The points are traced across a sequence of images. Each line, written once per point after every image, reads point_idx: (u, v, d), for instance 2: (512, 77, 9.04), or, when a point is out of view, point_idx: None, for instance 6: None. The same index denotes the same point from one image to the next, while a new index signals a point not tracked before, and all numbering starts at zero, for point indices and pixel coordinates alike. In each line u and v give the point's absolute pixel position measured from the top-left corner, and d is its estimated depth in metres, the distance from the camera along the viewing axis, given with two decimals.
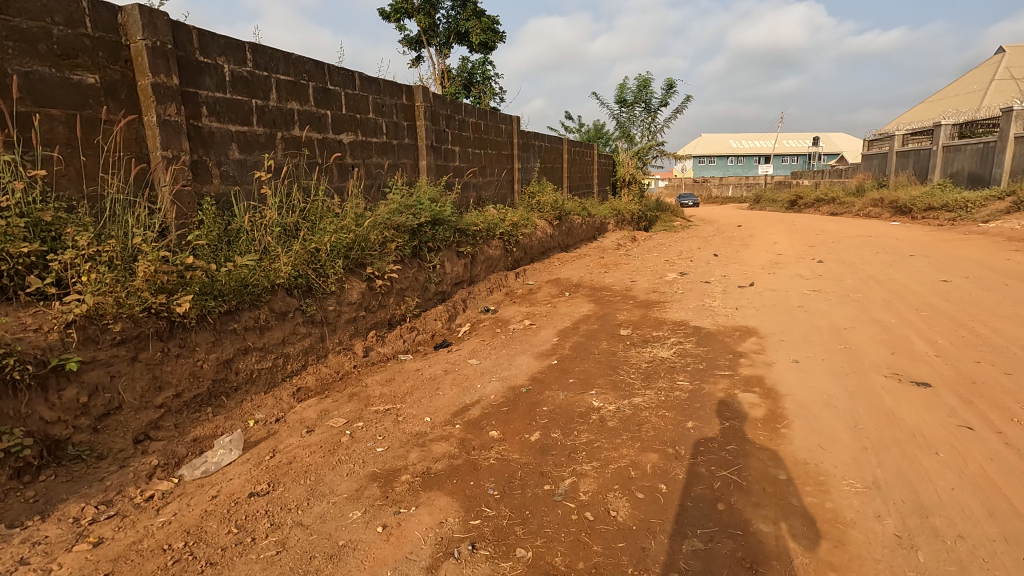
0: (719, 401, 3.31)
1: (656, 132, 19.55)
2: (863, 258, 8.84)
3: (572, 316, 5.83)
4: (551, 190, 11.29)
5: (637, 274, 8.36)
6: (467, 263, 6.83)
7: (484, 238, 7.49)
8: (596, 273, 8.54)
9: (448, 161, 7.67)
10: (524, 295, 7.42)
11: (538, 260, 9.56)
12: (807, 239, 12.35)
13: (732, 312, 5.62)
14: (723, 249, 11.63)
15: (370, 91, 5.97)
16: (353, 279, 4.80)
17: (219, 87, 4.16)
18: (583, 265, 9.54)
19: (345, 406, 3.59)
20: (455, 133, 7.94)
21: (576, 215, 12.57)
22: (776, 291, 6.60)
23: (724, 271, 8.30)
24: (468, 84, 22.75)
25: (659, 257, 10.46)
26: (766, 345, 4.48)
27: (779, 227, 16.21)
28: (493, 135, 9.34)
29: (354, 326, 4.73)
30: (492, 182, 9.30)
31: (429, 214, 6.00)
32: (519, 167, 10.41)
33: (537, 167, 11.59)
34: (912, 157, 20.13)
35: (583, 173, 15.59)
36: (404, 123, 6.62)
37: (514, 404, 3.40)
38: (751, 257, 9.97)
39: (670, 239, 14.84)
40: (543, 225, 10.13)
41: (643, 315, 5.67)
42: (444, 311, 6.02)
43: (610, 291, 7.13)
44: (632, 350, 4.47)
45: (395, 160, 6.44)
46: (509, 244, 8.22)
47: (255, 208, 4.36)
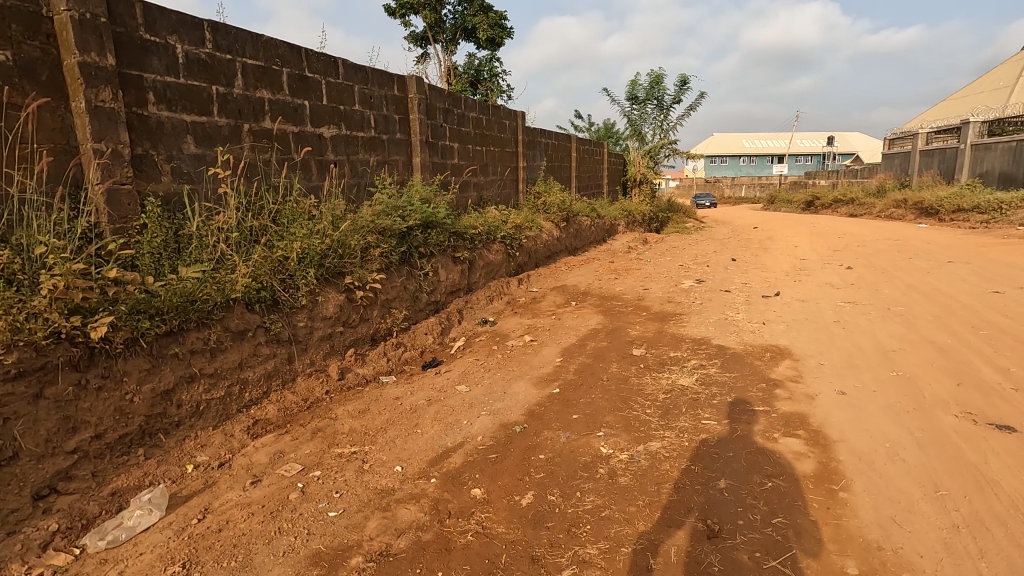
0: (757, 449, 2.70)
1: (668, 130, 18.85)
2: (897, 264, 8.14)
3: (579, 331, 5.22)
4: (558, 190, 10.68)
5: (650, 281, 7.73)
6: (463, 270, 6.25)
7: (483, 243, 6.90)
8: (605, 280, 7.92)
9: (445, 159, 7.09)
10: (526, 304, 6.82)
11: (543, 265, 8.96)
12: (831, 242, 11.62)
13: (759, 328, 4.99)
14: (742, 252, 10.95)
15: (356, 79, 5.40)
16: (329, 290, 4.24)
17: (171, 71, 3.61)
18: (592, 271, 8.92)
19: (304, 448, 3.02)
20: (454, 128, 7.36)
21: (585, 217, 11.93)
22: (805, 303, 5.95)
23: (745, 279, 7.65)
24: (474, 81, 22.20)
25: (672, 262, 9.81)
26: (803, 370, 3.84)
27: (798, 229, 15.45)
28: (495, 131, 8.75)
29: (329, 345, 4.16)
30: (494, 181, 8.71)
31: (420, 216, 5.42)
32: (524, 165, 9.81)
33: (544, 166, 10.98)
34: (938, 156, 19.25)
35: (593, 172, 14.96)
36: (394, 116, 6.05)
37: (505, 449, 2.81)
38: (772, 262, 9.30)
39: (684, 241, 14.17)
40: (549, 227, 9.52)
41: (658, 331, 5.05)
42: (437, 324, 5.44)
43: (621, 301, 6.51)
44: (647, 375, 3.86)
45: (384, 157, 5.87)
46: (512, 248, 7.62)
47: (214, 210, 3.81)
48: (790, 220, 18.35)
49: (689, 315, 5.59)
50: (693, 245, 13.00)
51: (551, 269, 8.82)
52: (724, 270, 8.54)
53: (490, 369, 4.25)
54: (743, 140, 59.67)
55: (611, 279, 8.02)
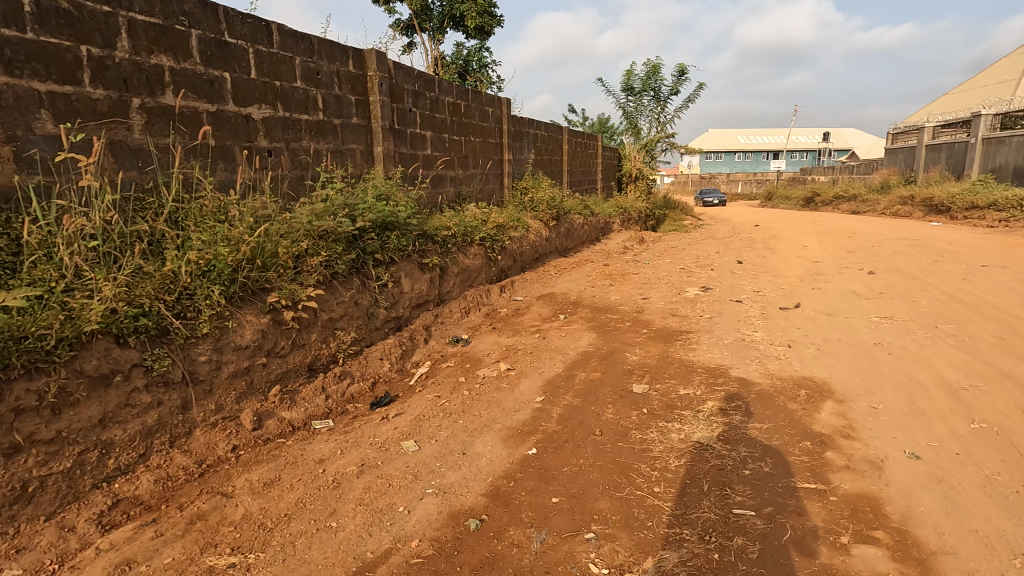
0: (822, 565, 1.84)
1: (665, 123, 17.98)
2: (925, 269, 7.29)
3: (567, 354, 4.35)
4: (547, 186, 9.78)
5: (648, 288, 6.86)
6: (432, 279, 5.34)
7: (457, 246, 5.99)
8: (599, 287, 7.03)
9: (413, 149, 6.17)
10: (507, 317, 5.92)
11: (530, 269, 8.07)
12: (842, 242, 10.79)
13: (785, 352, 4.13)
14: (747, 254, 10.08)
15: (296, 50, 4.47)
16: (246, 312, 3.32)
17: (12, 22, 2.68)
18: (585, 275, 8.03)
19: (166, 552, 2.12)
20: (425, 115, 6.43)
21: (577, 216, 11.03)
22: (832, 316, 5.10)
23: (757, 286, 6.79)
24: (463, 72, 21.22)
25: (672, 265, 8.93)
26: (854, 417, 2.99)
27: (803, 228, 14.62)
28: (476, 120, 7.82)
29: (244, 382, 3.26)
30: (475, 176, 7.80)
31: (375, 216, 4.51)
32: (509, 158, 8.88)
33: (532, 160, 10.05)
34: (945, 150, 18.47)
35: (586, 167, 14.05)
36: (349, 97, 5.12)
37: (450, 563, 1.92)
38: (783, 266, 8.44)
39: (683, 241, 13.28)
40: (537, 227, 8.61)
41: (662, 356, 4.18)
42: (396, 345, 4.53)
43: (617, 314, 5.64)
44: (653, 424, 2.98)
45: (335, 146, 4.95)
46: (493, 251, 6.72)
47: (81, 210, 2.88)
48: (793, 217, 17.52)
49: (698, 334, 4.72)
50: (693, 245, 12.14)
51: (539, 274, 7.93)
52: (730, 275, 7.68)
53: (454, 410, 3.37)
54: (738, 136, 58.88)
55: (606, 285, 7.14)
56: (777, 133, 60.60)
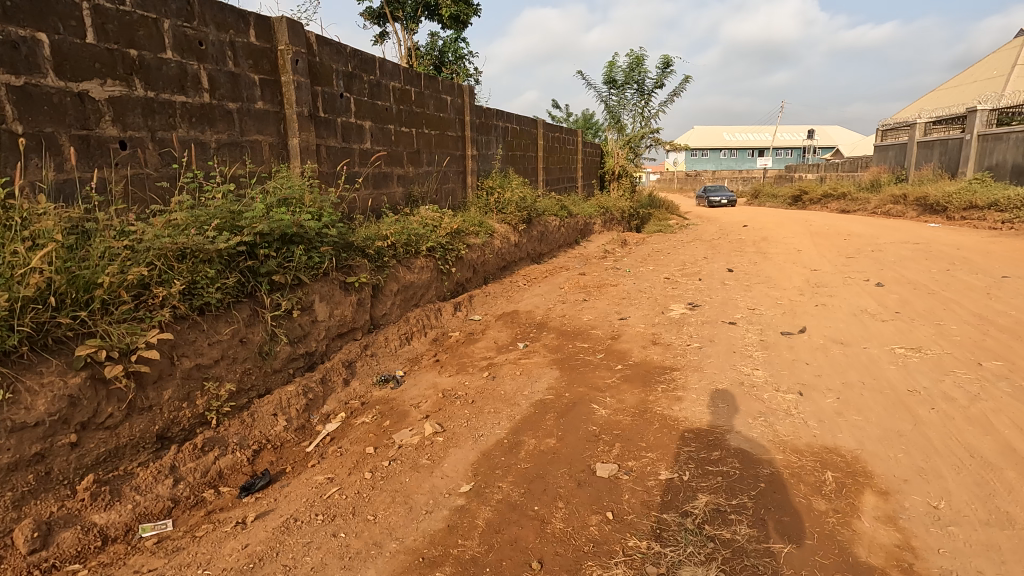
0: None
1: (649, 117, 17.08)
2: (939, 280, 6.44)
3: (519, 405, 3.39)
4: (518, 184, 8.80)
5: (627, 305, 5.92)
6: (357, 302, 4.35)
7: (396, 259, 4.99)
8: (571, 303, 6.09)
9: (345, 142, 5.16)
10: (457, 344, 4.94)
11: (494, 280, 7.09)
12: (839, 246, 9.96)
13: (795, 403, 3.21)
14: (738, 260, 9.20)
15: (164, 10, 3.43)
16: (40, 373, 2.30)
17: None
18: (556, 286, 7.10)
19: None
20: (361, 102, 5.41)
21: (552, 217, 10.05)
22: (847, 346, 4.20)
23: (751, 302, 5.89)
24: (438, 64, 20.15)
25: (655, 274, 8.01)
26: (911, 528, 2.07)
27: (794, 229, 13.81)
28: (430, 110, 6.81)
29: (32, 476, 2.24)
30: (429, 174, 6.79)
31: (271, 227, 3.51)
32: (472, 153, 7.87)
33: (500, 156, 9.05)
34: (938, 147, 17.81)
35: (564, 164, 13.08)
36: (250, 77, 4.08)
37: None
38: (777, 274, 7.57)
39: (667, 244, 12.40)
40: (502, 231, 7.65)
41: (638, 409, 3.24)
42: (299, 392, 3.53)
43: (588, 341, 4.69)
44: (619, 543, 2.03)
45: (229, 137, 3.93)
46: (445, 263, 5.72)
47: None
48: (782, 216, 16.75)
49: (683, 373, 3.79)
50: (678, 249, 11.24)
51: (504, 286, 6.95)
52: (720, 287, 6.79)
53: (345, 508, 2.39)
54: (724, 133, 58.38)
55: (579, 300, 6.20)
56: (762, 130, 60.24)
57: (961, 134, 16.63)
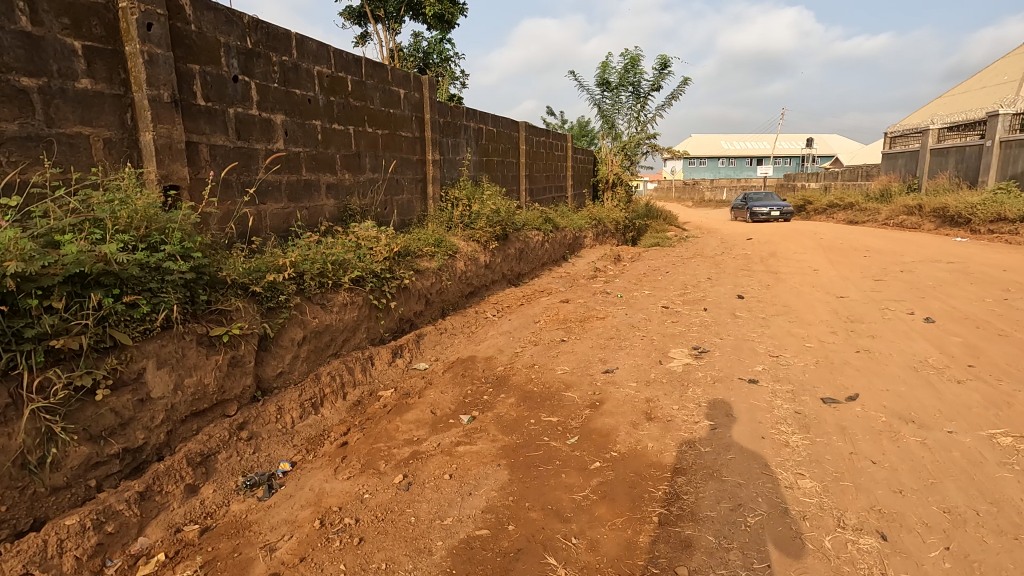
0: None
1: (645, 122, 15.92)
2: (1002, 314, 5.21)
3: (431, 552, 2.12)
4: (491, 194, 7.57)
5: (615, 348, 4.66)
6: (229, 362, 3.08)
7: (302, 296, 3.73)
8: (544, 345, 4.84)
9: (238, 141, 3.91)
10: (384, 411, 3.66)
11: (455, 312, 5.83)
12: (862, 266, 8.74)
13: (879, 560, 1.97)
14: (746, 282, 7.97)
15: None
16: None
17: None
18: (530, 317, 5.84)
19: None
20: (268, 89, 4.17)
21: (533, 232, 8.77)
22: (924, 428, 2.95)
23: (771, 347, 4.65)
24: (422, 65, 19.01)
25: (650, 301, 6.76)
26: None
27: (804, 243, 12.60)
28: (375, 103, 5.55)
29: None
30: (372, 182, 5.54)
31: (46, 265, 2.26)
32: (434, 158, 6.64)
33: (471, 161, 7.82)
34: (954, 155, 16.70)
35: (551, 171, 11.85)
36: (65, 43, 2.84)
37: None
38: (797, 303, 6.33)
39: (664, 260, 11.17)
40: (468, 251, 6.39)
41: (620, 567, 1.99)
42: (90, 524, 2.25)
43: (558, 410, 3.44)
44: None
45: (21, 128, 2.69)
46: (381, 297, 4.46)
47: None
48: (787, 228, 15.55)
49: (691, 480, 2.54)
50: (678, 267, 10.01)
51: (466, 320, 5.68)
52: (731, 322, 5.54)
53: None
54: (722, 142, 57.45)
55: (557, 341, 4.94)
56: (761, 138, 59.30)
57: (980, 141, 15.52)
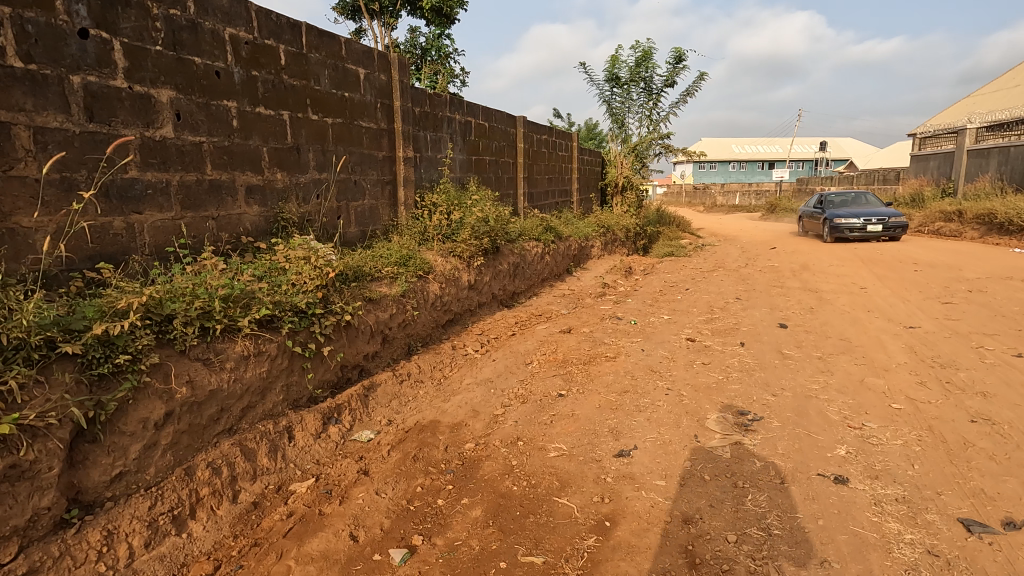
0: None
1: (659, 121, 14.67)
2: None
3: None
4: (479, 198, 6.35)
5: (631, 410, 3.42)
6: (2, 476, 1.88)
7: (169, 350, 2.52)
8: (535, 402, 3.60)
9: (89, 124, 2.73)
10: (284, 525, 2.45)
11: (425, 348, 4.59)
12: (919, 283, 7.43)
13: None
14: (784, 304, 6.69)
15: None
16: None
17: None
18: (520, 354, 4.60)
19: None
20: (145, 54, 2.99)
21: (530, 244, 7.53)
22: None
23: (846, 409, 3.40)
24: (420, 61, 17.89)
25: (671, 330, 5.51)
26: None
27: (838, 253, 11.29)
28: (322, 83, 4.36)
29: None
30: (317, 184, 4.34)
31: None
32: (406, 155, 5.44)
33: (456, 159, 6.61)
34: (998, 156, 15.32)
35: (554, 173, 10.62)
36: None
37: None
38: (857, 336, 5.05)
39: (682, 273, 9.91)
40: (446, 269, 5.17)
41: None
42: None
43: (546, 537, 2.21)
44: None
45: None
46: (307, 342, 3.23)
47: None
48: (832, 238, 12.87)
49: None
50: (699, 282, 8.75)
51: (438, 361, 4.46)
52: (782, 365, 4.27)
53: None
54: (734, 145, 56.02)
55: (553, 395, 3.71)
56: (773, 142, 57.79)
57: None
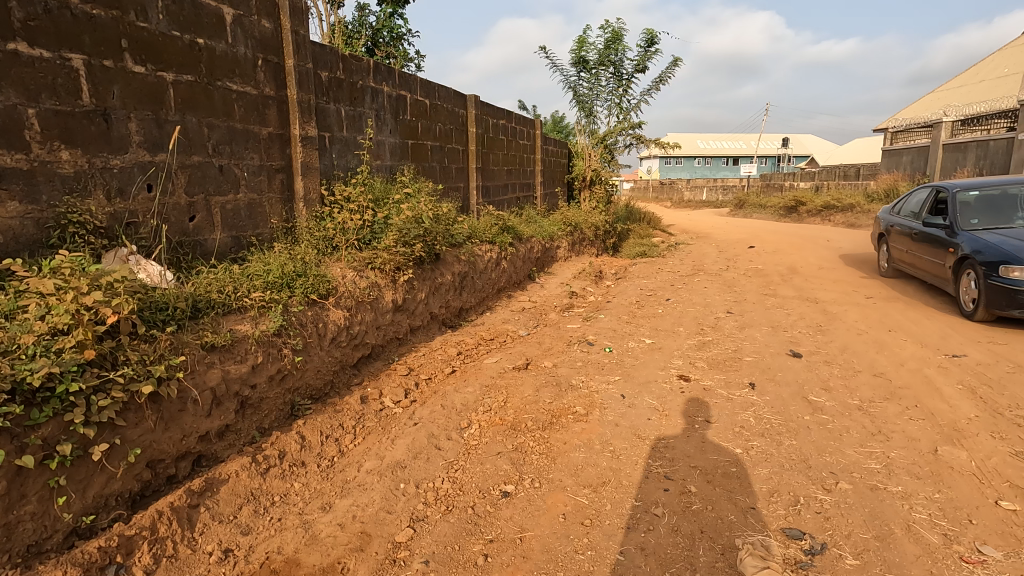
0: None
1: (629, 109, 13.51)
2: None
3: None
4: (410, 192, 4.98)
5: (609, 530, 2.16)
6: None
7: None
8: (465, 513, 2.30)
9: None
10: None
11: (319, 406, 3.23)
12: (933, 292, 6.43)
13: None
14: (786, 321, 5.57)
15: None
16: None
17: None
18: (454, 410, 3.29)
19: None
20: None
21: (481, 249, 6.19)
22: None
23: (943, 517, 2.21)
24: (370, 43, 16.32)
25: (658, 364, 4.29)
26: None
27: (824, 254, 10.34)
28: (151, 19, 2.93)
29: None
30: (144, 169, 2.92)
31: None
32: (304, 134, 4.04)
33: (384, 143, 5.22)
34: (976, 150, 14.77)
35: (514, 165, 9.31)
36: None
37: None
38: (895, 372, 3.92)
39: (658, 278, 8.76)
40: (357, 288, 3.81)
41: None
42: None
43: None
44: None
45: None
46: (52, 443, 1.85)
47: None
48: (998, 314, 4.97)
49: None
50: (679, 290, 7.61)
51: (334, 426, 3.10)
52: (817, 425, 3.09)
53: None
54: (700, 141, 55.82)
55: (494, 497, 2.41)
56: (738, 137, 57.80)
57: (1009, 135, 13.60)
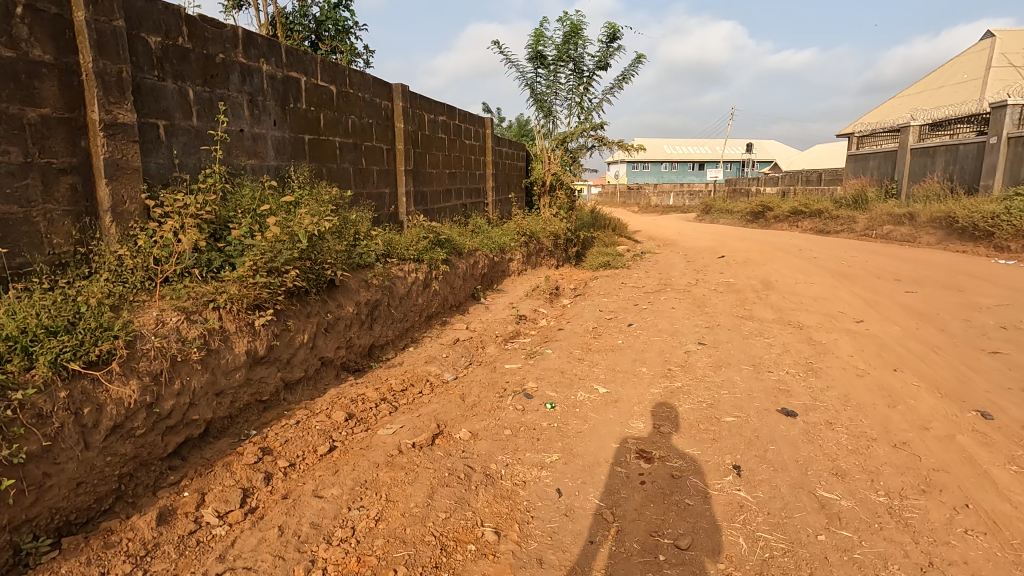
0: None
1: (590, 108, 12.55)
2: None
3: None
4: (292, 202, 3.80)
5: None
6: None
7: None
8: None
9: None
10: None
11: (75, 541, 2.06)
12: (930, 316, 5.61)
13: None
14: (770, 356, 4.61)
15: None
16: None
17: None
18: (296, 538, 2.15)
19: None
20: None
21: (401, 269, 5.06)
22: None
23: None
24: (313, 37, 14.99)
25: (613, 430, 3.24)
26: None
27: (799, 265, 9.55)
28: None
29: None
30: None
31: None
32: (109, 120, 2.83)
33: (261, 137, 4.03)
34: (944, 154, 14.38)
35: (458, 167, 8.20)
36: None
37: None
38: (921, 441, 2.96)
39: (621, 295, 7.77)
40: (177, 342, 2.64)
41: None
42: None
43: None
44: None
45: None
46: None
47: None
48: None
49: None
50: (643, 310, 6.62)
51: None
52: (837, 553, 2.09)
53: None
54: (666, 146, 55.78)
55: None
56: (703, 142, 58.03)
57: (979, 139, 13.19)
